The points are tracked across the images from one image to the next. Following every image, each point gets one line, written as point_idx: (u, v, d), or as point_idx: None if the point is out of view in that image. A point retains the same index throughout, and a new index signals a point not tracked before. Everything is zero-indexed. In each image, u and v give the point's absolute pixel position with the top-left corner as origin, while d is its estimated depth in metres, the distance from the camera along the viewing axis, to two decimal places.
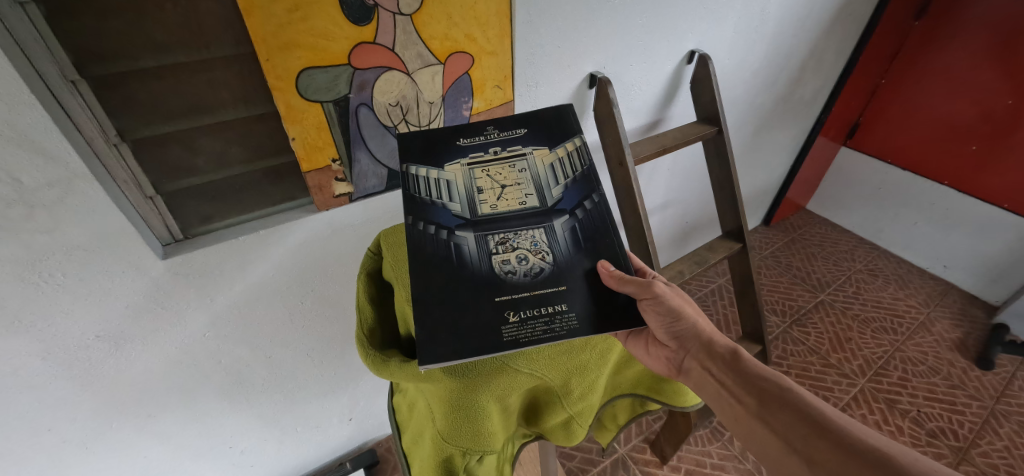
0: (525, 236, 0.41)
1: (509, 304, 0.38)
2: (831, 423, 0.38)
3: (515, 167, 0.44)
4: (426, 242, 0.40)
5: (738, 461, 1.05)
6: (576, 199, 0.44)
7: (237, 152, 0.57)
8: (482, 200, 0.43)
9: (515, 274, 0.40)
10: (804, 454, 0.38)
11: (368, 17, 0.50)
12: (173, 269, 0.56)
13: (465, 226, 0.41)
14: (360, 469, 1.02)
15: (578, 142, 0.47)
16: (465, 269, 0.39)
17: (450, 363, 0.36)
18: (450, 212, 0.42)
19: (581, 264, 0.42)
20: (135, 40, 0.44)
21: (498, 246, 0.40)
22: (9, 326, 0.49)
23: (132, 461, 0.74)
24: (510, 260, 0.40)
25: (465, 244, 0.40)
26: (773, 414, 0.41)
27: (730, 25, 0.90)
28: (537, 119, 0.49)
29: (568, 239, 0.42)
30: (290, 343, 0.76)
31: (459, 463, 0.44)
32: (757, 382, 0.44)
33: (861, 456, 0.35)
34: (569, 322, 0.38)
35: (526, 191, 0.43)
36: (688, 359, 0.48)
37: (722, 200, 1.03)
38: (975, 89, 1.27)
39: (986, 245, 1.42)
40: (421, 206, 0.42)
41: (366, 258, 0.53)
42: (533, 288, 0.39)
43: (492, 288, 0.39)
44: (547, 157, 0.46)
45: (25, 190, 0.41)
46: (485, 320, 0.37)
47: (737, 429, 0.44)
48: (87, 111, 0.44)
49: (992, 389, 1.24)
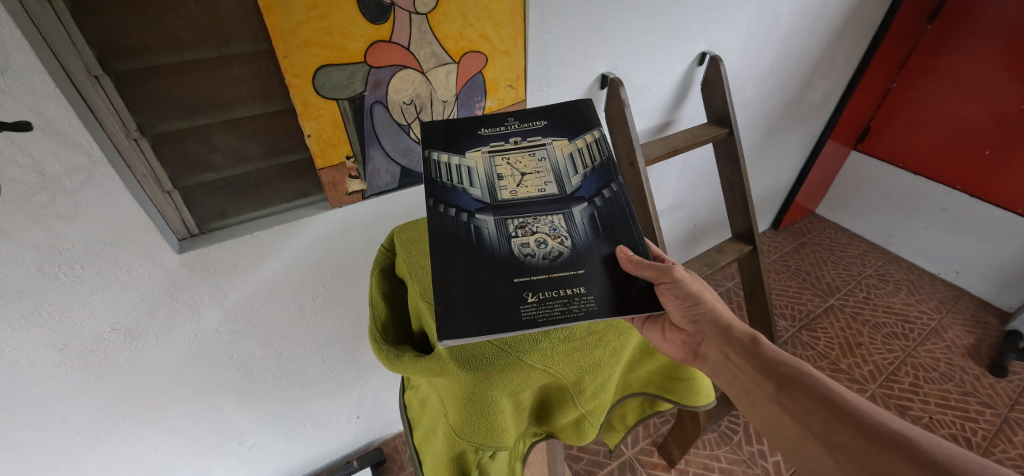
0: (544, 220, 0.41)
1: (527, 285, 0.38)
2: (851, 408, 0.38)
3: (535, 156, 0.45)
4: (446, 223, 0.40)
5: (747, 466, 1.04)
6: (595, 187, 0.44)
7: (254, 148, 0.57)
8: (503, 186, 0.43)
9: (535, 257, 0.40)
10: (823, 438, 0.38)
11: (384, 16, 0.51)
12: (188, 263, 0.56)
13: (484, 210, 0.41)
14: (367, 468, 1.02)
15: (597, 133, 0.48)
16: (484, 250, 0.39)
17: (468, 340, 0.35)
18: (470, 196, 0.42)
19: (600, 250, 0.41)
20: (156, 37, 0.45)
21: (518, 230, 0.41)
22: (28, 317, 0.49)
23: (143, 455, 0.74)
24: (530, 243, 0.40)
25: (485, 226, 0.41)
26: (792, 398, 0.41)
27: (741, 27, 0.90)
28: (557, 112, 0.50)
29: (586, 225, 0.42)
30: (302, 340, 0.76)
31: (471, 459, 0.44)
32: (776, 367, 0.43)
33: (881, 440, 0.35)
34: (587, 305, 0.38)
35: (546, 179, 0.44)
36: (705, 345, 0.48)
37: (733, 201, 1.02)
38: (987, 93, 1.25)
39: (998, 251, 1.41)
40: (442, 190, 0.42)
41: (380, 254, 0.55)
42: (552, 270, 0.39)
43: (511, 269, 0.39)
44: (567, 147, 0.46)
45: (48, 179, 0.42)
46: (505, 300, 0.37)
47: (754, 414, 0.44)
48: (109, 105, 0.45)
49: (1006, 396, 1.21)
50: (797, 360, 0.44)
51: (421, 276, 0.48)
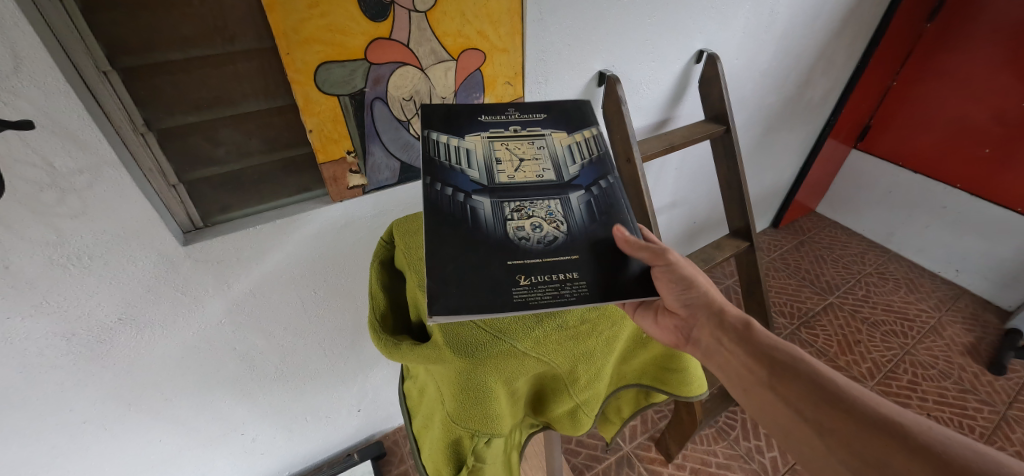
0: (540, 204, 0.43)
1: (521, 268, 0.39)
2: (843, 393, 0.39)
3: (534, 145, 0.47)
4: (441, 201, 0.41)
5: (745, 461, 1.05)
6: (591, 178, 0.46)
7: (257, 143, 0.59)
8: (500, 170, 0.45)
9: (529, 240, 0.40)
10: (814, 422, 0.38)
11: (384, 14, 0.52)
12: (193, 255, 0.58)
13: (481, 192, 0.43)
14: (367, 460, 1.04)
15: (594, 131, 0.50)
16: (480, 230, 0.40)
17: (461, 316, 0.36)
18: (468, 177, 0.43)
19: (594, 235, 0.42)
20: (163, 34, 0.46)
21: (513, 213, 0.42)
22: (37, 306, 0.51)
23: (148, 446, 0.76)
24: (524, 227, 0.41)
25: (481, 208, 0.42)
26: (784, 384, 0.41)
27: (739, 25, 0.91)
28: (556, 108, 0.52)
29: (581, 211, 0.44)
30: (304, 332, 0.78)
31: (467, 445, 0.45)
32: (768, 352, 0.44)
33: (871, 424, 0.36)
34: (579, 289, 0.39)
35: (544, 167, 0.46)
36: (698, 329, 0.49)
37: (731, 198, 1.03)
38: (988, 91, 1.26)
39: (998, 249, 1.41)
40: (441, 169, 0.43)
41: (379, 246, 0.56)
42: (546, 254, 0.40)
43: (505, 251, 0.40)
44: (565, 139, 0.48)
45: (58, 174, 0.43)
46: (499, 279, 0.38)
47: (746, 399, 0.44)
48: (117, 100, 0.46)
49: (1004, 394, 1.22)
50: (791, 346, 0.45)
51: (420, 267, 0.50)
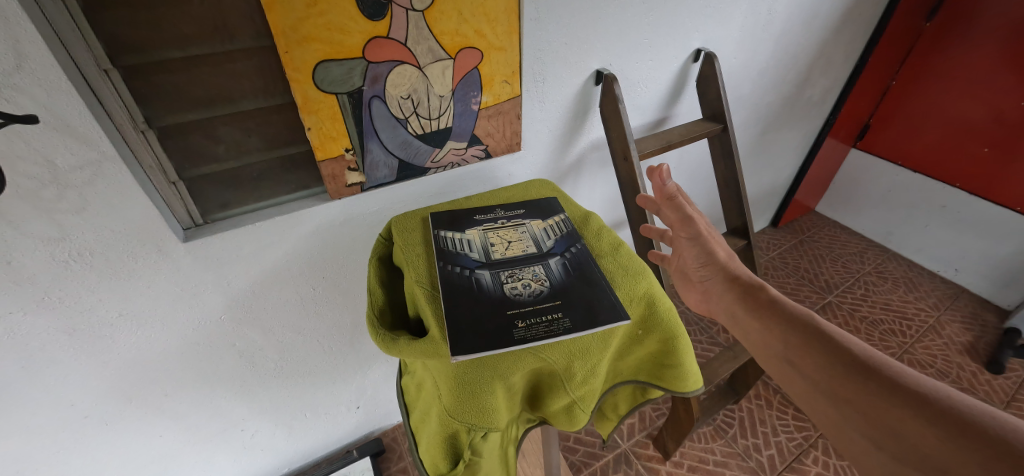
0: (528, 269, 0.53)
1: (517, 315, 0.47)
2: (864, 361, 0.42)
3: (517, 230, 0.60)
4: (453, 276, 0.51)
5: (742, 459, 1.05)
6: (563, 247, 0.58)
7: (256, 141, 0.59)
8: (494, 250, 0.57)
9: (521, 295, 0.50)
10: (828, 392, 0.42)
11: (382, 13, 0.52)
12: (193, 251, 0.58)
13: (482, 267, 0.53)
14: (366, 457, 1.05)
15: (561, 217, 0.64)
16: (482, 292, 0.50)
17: (478, 354, 0.43)
18: (471, 258, 0.54)
19: (571, 284, 0.52)
20: (163, 32, 0.46)
21: (508, 278, 0.52)
22: (39, 301, 0.51)
23: (148, 441, 0.77)
24: (517, 286, 0.51)
25: (483, 278, 0.52)
26: (802, 356, 0.45)
27: (736, 24, 0.91)
28: (530, 203, 0.66)
29: (559, 270, 0.54)
30: (303, 328, 0.78)
31: (464, 440, 0.45)
32: (789, 324, 0.48)
33: (887, 393, 0.39)
34: (564, 324, 0.47)
35: (527, 244, 0.58)
36: (722, 305, 0.55)
37: (728, 196, 1.03)
38: (987, 91, 1.26)
39: (997, 249, 1.41)
40: (449, 255, 0.54)
41: (377, 243, 0.59)
42: (535, 303, 0.49)
43: (504, 304, 0.49)
44: (540, 225, 0.62)
45: (59, 171, 0.44)
46: (500, 324, 0.46)
47: (768, 367, 0.49)
48: (117, 98, 0.46)
49: (1003, 393, 1.22)
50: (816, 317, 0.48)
51: (420, 268, 0.53)
